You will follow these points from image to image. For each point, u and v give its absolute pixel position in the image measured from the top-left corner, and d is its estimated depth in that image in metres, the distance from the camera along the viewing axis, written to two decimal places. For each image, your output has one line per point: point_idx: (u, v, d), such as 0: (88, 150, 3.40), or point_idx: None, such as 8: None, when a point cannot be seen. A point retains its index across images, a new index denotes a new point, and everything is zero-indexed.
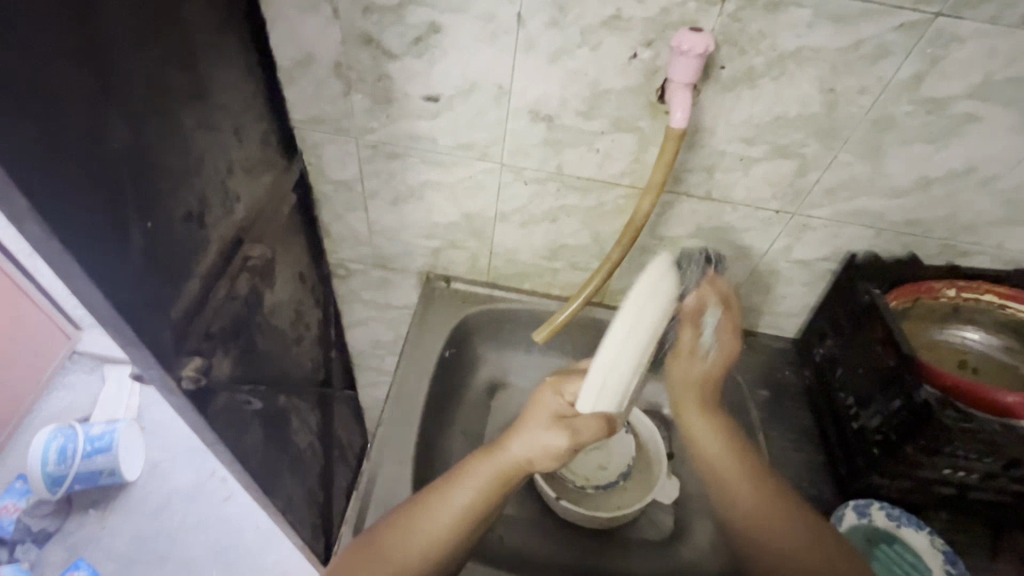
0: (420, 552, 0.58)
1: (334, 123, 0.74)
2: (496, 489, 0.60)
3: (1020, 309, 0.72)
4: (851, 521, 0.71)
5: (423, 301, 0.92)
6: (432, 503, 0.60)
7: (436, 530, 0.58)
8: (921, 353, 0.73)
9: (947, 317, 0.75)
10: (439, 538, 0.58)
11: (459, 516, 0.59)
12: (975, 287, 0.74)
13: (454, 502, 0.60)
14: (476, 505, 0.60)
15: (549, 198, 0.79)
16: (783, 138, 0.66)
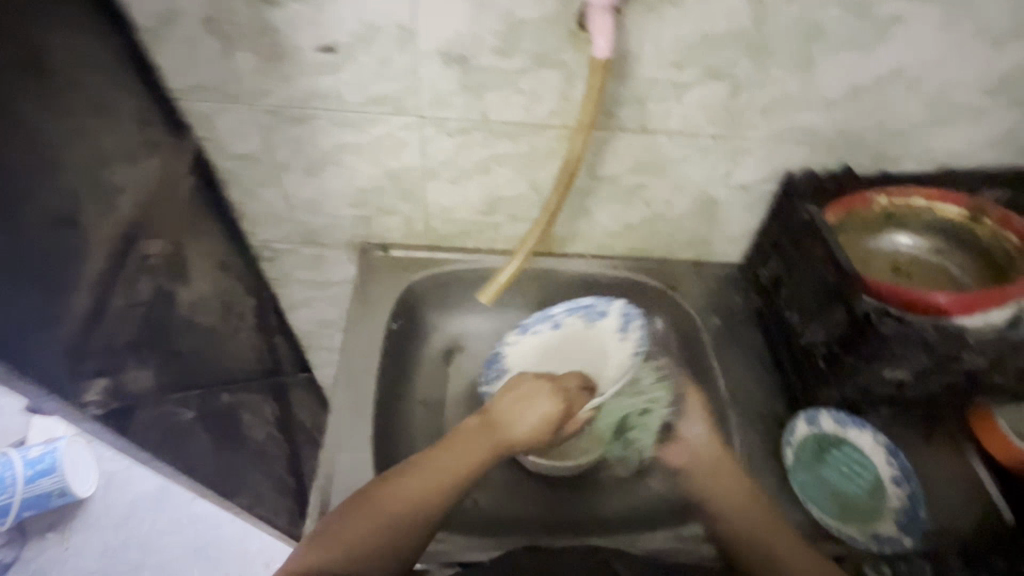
0: (412, 489, 0.62)
1: (222, 90, 0.65)
2: (483, 448, 0.68)
3: (947, 209, 0.74)
4: (804, 431, 0.75)
5: (360, 274, 0.86)
6: (402, 474, 0.63)
7: (428, 468, 0.64)
8: (859, 263, 0.75)
9: (881, 226, 0.77)
10: (433, 476, 0.63)
11: (432, 488, 0.62)
12: (905, 192, 0.75)
13: (426, 476, 0.63)
14: (450, 476, 0.64)
15: (477, 149, 0.73)
16: (712, 58, 0.63)
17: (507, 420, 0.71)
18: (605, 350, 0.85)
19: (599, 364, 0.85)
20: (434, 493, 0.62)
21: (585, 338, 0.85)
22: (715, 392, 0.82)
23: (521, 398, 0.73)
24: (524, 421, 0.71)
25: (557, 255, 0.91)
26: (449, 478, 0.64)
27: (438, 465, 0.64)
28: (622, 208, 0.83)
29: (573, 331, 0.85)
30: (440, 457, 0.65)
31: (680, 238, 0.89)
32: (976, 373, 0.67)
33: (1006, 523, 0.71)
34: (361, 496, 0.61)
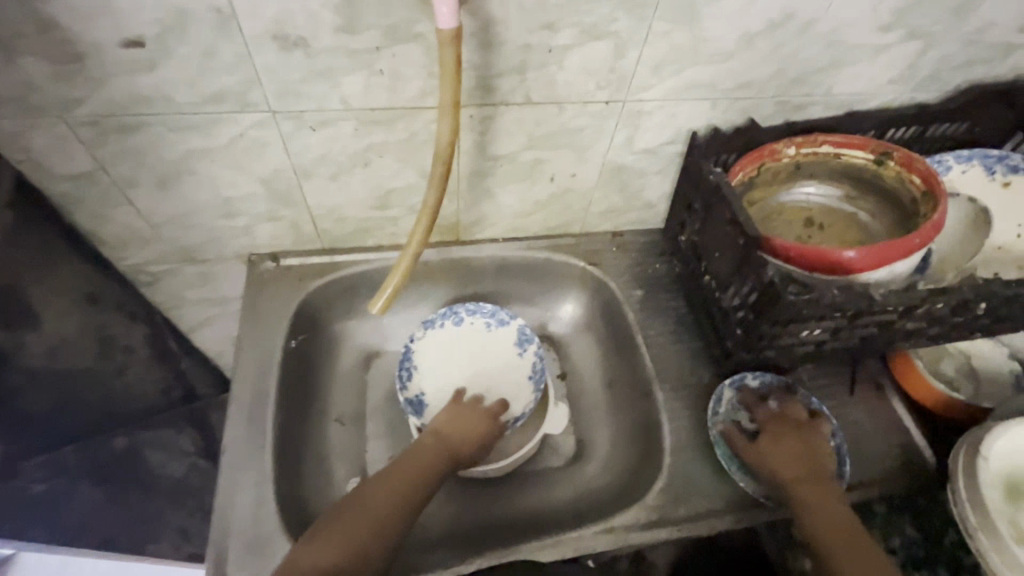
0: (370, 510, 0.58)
1: (20, 103, 0.54)
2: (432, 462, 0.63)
3: (854, 154, 0.71)
4: (731, 398, 0.74)
5: (251, 289, 0.78)
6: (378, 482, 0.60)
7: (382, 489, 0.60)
8: (771, 219, 0.71)
9: (791, 176, 0.73)
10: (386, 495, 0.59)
11: (402, 493, 0.60)
12: (813, 140, 0.71)
13: (393, 484, 0.60)
14: (415, 486, 0.61)
15: (350, 140, 0.65)
16: (587, 15, 0.56)
17: (451, 434, 0.66)
18: (505, 359, 0.81)
19: (496, 377, 0.80)
20: (406, 493, 0.60)
21: (483, 351, 0.81)
22: (641, 368, 0.79)
23: (466, 409, 0.69)
24: (464, 434, 0.67)
25: (469, 243, 0.85)
26: (413, 486, 0.61)
27: (401, 475, 0.61)
28: (526, 187, 0.77)
29: (475, 334, 0.82)
30: (405, 465, 0.62)
31: (594, 211, 0.84)
32: (890, 325, 0.67)
33: (930, 465, 0.71)
34: (336, 507, 0.58)
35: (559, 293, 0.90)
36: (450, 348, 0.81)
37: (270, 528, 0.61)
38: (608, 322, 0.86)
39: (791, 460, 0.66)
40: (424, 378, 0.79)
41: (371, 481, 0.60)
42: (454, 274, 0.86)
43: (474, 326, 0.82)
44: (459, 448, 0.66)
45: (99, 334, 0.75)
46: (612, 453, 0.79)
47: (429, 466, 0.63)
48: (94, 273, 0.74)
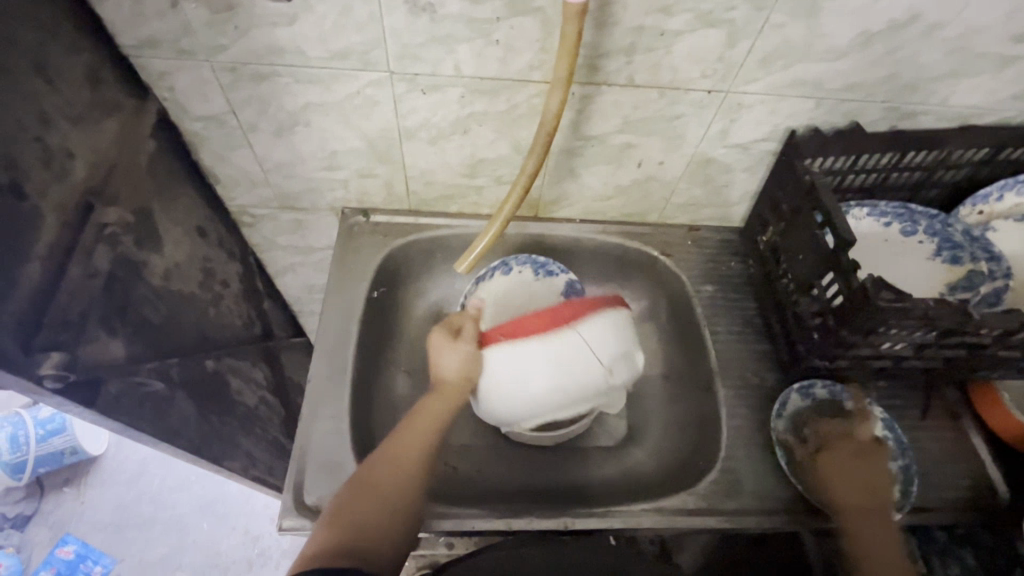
0: (405, 467, 0.59)
1: (174, 45, 0.60)
2: (446, 413, 0.65)
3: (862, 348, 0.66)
4: (797, 403, 0.73)
5: (340, 240, 0.84)
6: (395, 441, 0.61)
7: (412, 450, 0.61)
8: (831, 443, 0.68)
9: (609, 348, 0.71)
10: (415, 458, 0.60)
11: (419, 458, 0.61)
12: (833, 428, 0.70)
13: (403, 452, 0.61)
14: (428, 446, 0.62)
15: (453, 106, 0.68)
16: (705, 1, 0.57)
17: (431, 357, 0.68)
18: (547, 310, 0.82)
19: None
20: (422, 457, 0.61)
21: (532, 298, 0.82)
22: (704, 363, 0.79)
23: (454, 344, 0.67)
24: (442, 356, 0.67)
25: (546, 219, 0.87)
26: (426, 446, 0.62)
27: (411, 440, 0.61)
28: (612, 170, 0.78)
29: (524, 282, 0.83)
30: (414, 426, 0.63)
31: (674, 202, 0.85)
32: (980, 348, 0.64)
33: (1000, 500, 0.68)
34: (350, 483, 0.58)
35: (627, 281, 0.90)
36: (503, 296, 0.82)
37: (341, 457, 0.66)
38: (672, 314, 0.87)
39: (863, 476, 0.65)
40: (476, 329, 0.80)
41: (378, 456, 0.60)
42: (528, 248, 0.88)
43: (523, 275, 0.83)
44: (456, 387, 0.65)
45: (204, 264, 0.82)
46: (663, 440, 0.80)
47: (438, 421, 0.64)
48: (206, 209, 0.81)
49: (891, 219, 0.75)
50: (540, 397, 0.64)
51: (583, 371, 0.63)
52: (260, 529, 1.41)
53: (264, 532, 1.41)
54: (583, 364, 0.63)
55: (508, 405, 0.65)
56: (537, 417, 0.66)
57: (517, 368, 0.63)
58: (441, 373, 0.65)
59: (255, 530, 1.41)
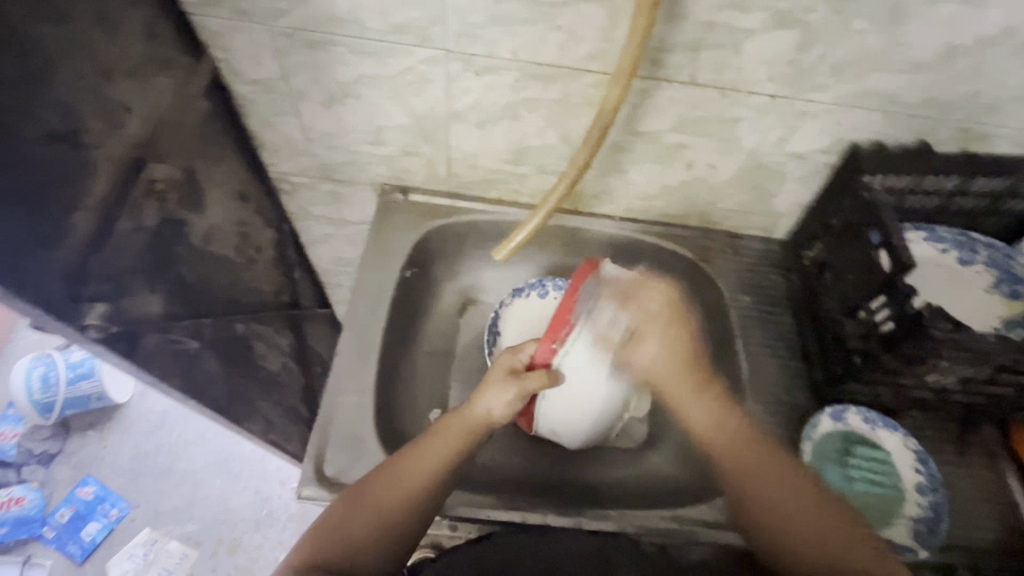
0: (405, 492, 0.57)
1: (235, 6, 0.60)
2: (466, 438, 0.61)
3: (906, 378, 0.64)
4: (827, 427, 0.71)
5: (377, 215, 0.83)
6: (402, 460, 0.58)
7: (418, 472, 0.58)
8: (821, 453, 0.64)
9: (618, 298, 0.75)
10: (419, 482, 0.58)
11: (425, 482, 0.58)
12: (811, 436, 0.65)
13: (415, 472, 0.58)
14: (437, 472, 0.59)
15: (506, 91, 0.67)
16: (783, 0, 0.54)
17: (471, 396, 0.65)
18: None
19: None
20: (428, 481, 0.58)
21: None
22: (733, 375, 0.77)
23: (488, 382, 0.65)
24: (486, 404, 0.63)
25: (585, 214, 0.86)
26: (438, 472, 0.59)
27: (419, 461, 0.59)
28: (659, 169, 0.76)
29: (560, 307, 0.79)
30: (425, 449, 0.60)
31: (719, 208, 0.82)
32: None
33: None
34: (348, 493, 0.57)
35: None
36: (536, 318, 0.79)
37: (362, 434, 0.67)
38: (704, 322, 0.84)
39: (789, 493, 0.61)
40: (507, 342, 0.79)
41: (382, 471, 0.58)
42: (563, 242, 0.87)
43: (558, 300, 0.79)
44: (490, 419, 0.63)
45: (242, 227, 0.83)
46: (683, 448, 0.78)
47: (458, 444, 0.61)
48: (249, 173, 0.82)
49: (949, 245, 0.72)
50: (614, 384, 0.70)
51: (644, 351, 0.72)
52: (270, 490, 1.44)
53: (274, 494, 1.43)
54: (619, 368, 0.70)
55: (583, 417, 0.71)
56: (608, 414, 0.72)
57: (590, 376, 0.69)
58: (495, 414, 0.63)
59: (265, 491, 1.44)
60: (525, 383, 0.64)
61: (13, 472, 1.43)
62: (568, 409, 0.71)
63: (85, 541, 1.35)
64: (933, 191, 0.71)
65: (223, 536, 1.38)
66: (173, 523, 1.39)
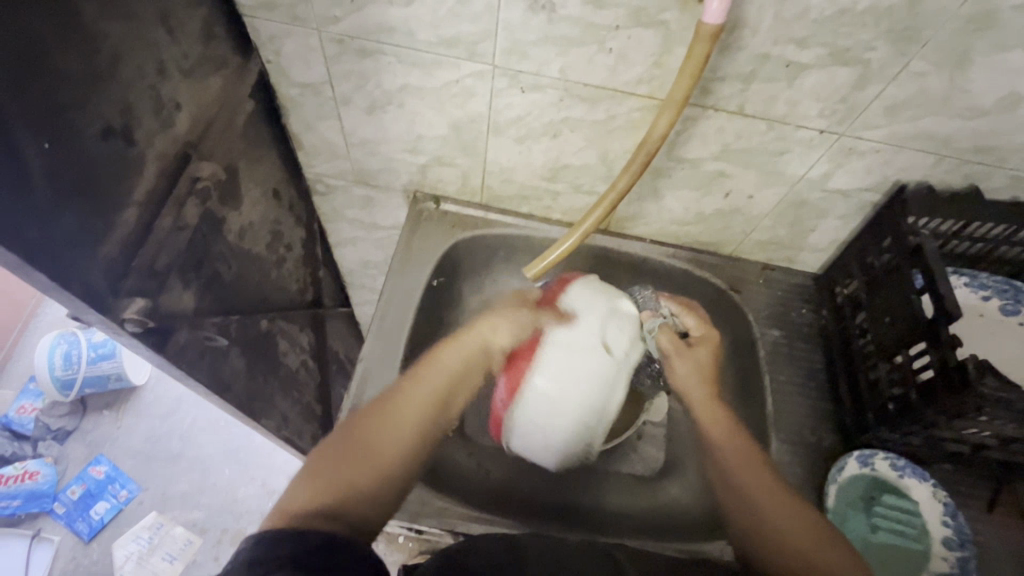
0: (407, 432, 0.50)
1: (289, 11, 0.60)
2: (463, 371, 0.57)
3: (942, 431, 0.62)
4: (853, 470, 0.69)
5: (409, 222, 0.84)
6: (404, 393, 0.52)
7: (414, 412, 0.51)
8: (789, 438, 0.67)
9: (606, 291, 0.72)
10: (421, 419, 0.52)
11: (425, 417, 0.52)
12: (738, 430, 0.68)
13: (406, 418, 0.51)
14: (432, 413, 0.52)
15: (549, 110, 0.66)
16: (844, 38, 0.53)
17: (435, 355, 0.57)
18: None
19: None
20: (423, 423, 0.51)
21: None
22: (759, 411, 0.75)
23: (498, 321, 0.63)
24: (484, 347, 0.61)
25: (616, 234, 0.85)
26: (432, 405, 0.53)
27: (410, 405, 0.52)
28: (697, 195, 0.75)
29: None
30: (421, 380, 0.54)
31: (754, 238, 0.81)
32: None
33: None
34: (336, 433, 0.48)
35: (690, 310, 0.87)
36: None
37: None
38: (731, 355, 0.83)
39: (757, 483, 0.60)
40: None
41: (370, 414, 0.50)
42: (592, 261, 0.86)
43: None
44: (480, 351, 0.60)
45: (274, 225, 0.83)
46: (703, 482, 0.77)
47: (456, 372, 0.56)
48: (285, 173, 0.82)
49: (992, 293, 0.70)
50: (577, 401, 0.65)
51: (617, 373, 0.66)
52: (277, 483, 1.44)
53: (281, 487, 1.44)
54: (561, 378, 0.64)
55: (548, 438, 0.66)
56: (584, 433, 0.66)
57: (554, 395, 0.64)
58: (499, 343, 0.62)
59: (271, 484, 1.44)
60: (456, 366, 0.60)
61: (30, 446, 1.45)
62: (538, 428, 0.66)
63: (93, 520, 1.37)
64: (980, 237, 0.69)
65: (227, 525, 1.39)
66: (180, 509, 1.40)
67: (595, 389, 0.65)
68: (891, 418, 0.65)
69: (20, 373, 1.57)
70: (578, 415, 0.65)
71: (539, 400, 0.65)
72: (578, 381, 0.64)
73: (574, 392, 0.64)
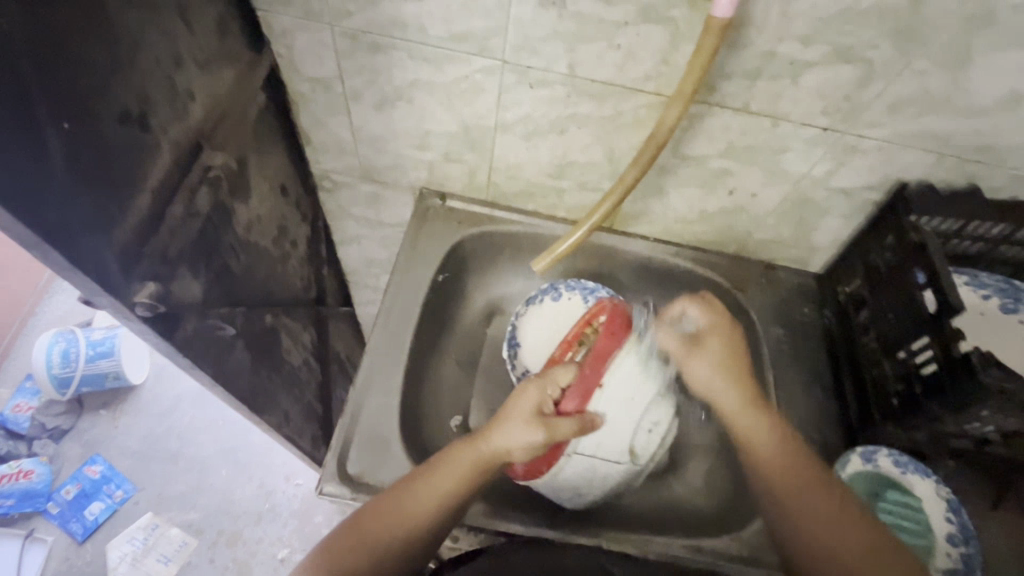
0: (408, 528, 0.53)
1: (303, 5, 0.61)
2: (476, 480, 0.56)
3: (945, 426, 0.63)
4: (857, 467, 0.69)
5: (415, 219, 0.84)
6: (410, 488, 0.54)
7: (419, 513, 0.53)
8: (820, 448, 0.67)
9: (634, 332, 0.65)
10: (423, 515, 0.53)
11: (427, 513, 0.53)
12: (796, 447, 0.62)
13: (412, 508, 0.53)
14: (436, 512, 0.54)
15: (557, 106, 0.67)
16: (848, 37, 0.54)
17: (490, 428, 0.57)
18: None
19: None
20: (429, 518, 0.53)
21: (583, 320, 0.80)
22: (764, 408, 0.75)
23: (517, 407, 0.57)
24: (514, 442, 0.55)
25: (620, 233, 0.86)
26: (439, 509, 0.54)
27: (417, 498, 0.54)
28: (701, 194, 0.76)
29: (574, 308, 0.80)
30: (432, 481, 0.55)
31: (757, 237, 0.82)
32: None
33: None
34: (347, 519, 0.54)
35: None
36: (552, 321, 0.80)
37: (388, 435, 0.66)
38: None
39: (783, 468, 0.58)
40: (527, 353, 0.79)
41: (379, 503, 0.54)
42: (596, 259, 0.86)
43: (570, 302, 0.81)
44: (497, 455, 0.56)
45: (281, 220, 0.84)
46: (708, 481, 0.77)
47: (468, 480, 0.55)
48: (292, 168, 0.83)
49: (992, 292, 0.70)
50: (623, 454, 0.62)
51: (653, 412, 0.62)
52: (275, 485, 1.43)
53: (279, 489, 1.42)
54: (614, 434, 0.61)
55: (577, 481, 0.63)
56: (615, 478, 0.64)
57: (601, 448, 0.61)
58: (511, 453, 0.55)
59: (269, 485, 1.43)
60: (554, 428, 0.55)
61: (25, 445, 1.44)
62: (579, 475, 0.62)
63: (88, 520, 1.35)
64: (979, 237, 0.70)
65: (223, 527, 1.37)
66: (176, 510, 1.39)
67: (639, 440, 0.62)
68: (896, 414, 0.66)
69: (17, 371, 1.56)
70: (615, 464, 0.62)
71: (584, 449, 0.61)
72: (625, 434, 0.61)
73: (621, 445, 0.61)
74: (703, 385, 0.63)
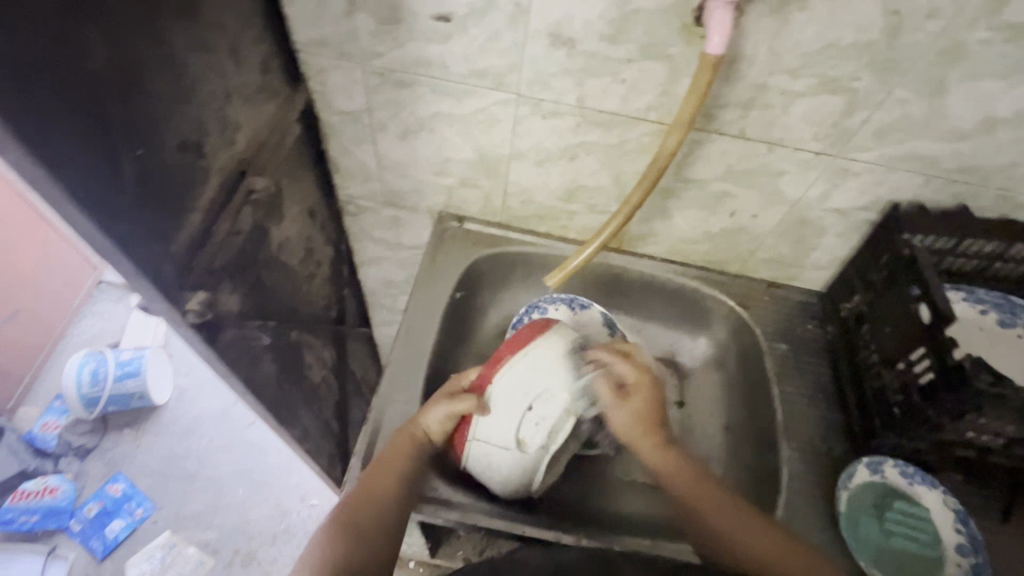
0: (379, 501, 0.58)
1: (339, 47, 0.68)
2: (416, 454, 0.64)
3: (947, 433, 0.65)
4: (864, 478, 0.70)
5: (433, 240, 0.89)
6: (368, 473, 0.61)
7: (382, 486, 0.59)
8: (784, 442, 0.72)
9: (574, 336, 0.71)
10: (389, 487, 0.60)
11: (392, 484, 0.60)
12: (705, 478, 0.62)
13: (375, 483, 0.60)
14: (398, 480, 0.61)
15: (567, 134, 0.73)
16: (833, 69, 0.59)
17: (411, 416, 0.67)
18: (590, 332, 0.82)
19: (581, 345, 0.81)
20: (394, 485, 0.60)
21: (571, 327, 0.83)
22: (769, 420, 0.78)
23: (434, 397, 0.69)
24: (434, 417, 0.66)
25: (627, 253, 0.90)
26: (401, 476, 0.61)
27: (378, 476, 0.60)
28: (704, 215, 0.81)
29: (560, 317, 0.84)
30: (386, 463, 0.62)
31: (759, 256, 0.86)
32: None
33: None
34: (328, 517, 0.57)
35: (700, 326, 0.91)
36: None
37: None
38: (742, 363, 0.87)
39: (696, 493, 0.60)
40: None
41: (348, 494, 0.59)
42: (605, 278, 0.91)
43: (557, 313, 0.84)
44: (424, 433, 0.65)
45: (308, 242, 0.89)
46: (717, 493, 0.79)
47: (409, 453, 0.63)
48: (320, 194, 0.89)
49: (989, 307, 0.73)
50: (507, 443, 0.64)
51: (540, 403, 0.65)
52: (290, 504, 1.45)
53: (294, 509, 1.44)
54: (496, 421, 0.65)
55: (485, 470, 0.66)
56: (518, 471, 0.64)
57: (492, 435, 0.65)
58: (433, 428, 0.65)
59: (285, 505, 1.45)
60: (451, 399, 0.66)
61: (52, 462, 1.48)
62: (482, 463, 0.66)
63: (108, 538, 1.38)
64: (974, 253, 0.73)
65: (239, 546, 1.39)
66: (194, 528, 1.41)
67: (525, 429, 0.64)
68: (897, 423, 0.68)
69: (48, 391, 1.62)
70: (505, 451, 0.64)
71: (481, 436, 0.65)
72: (506, 423, 0.64)
73: (504, 433, 0.64)
74: (624, 428, 0.65)
